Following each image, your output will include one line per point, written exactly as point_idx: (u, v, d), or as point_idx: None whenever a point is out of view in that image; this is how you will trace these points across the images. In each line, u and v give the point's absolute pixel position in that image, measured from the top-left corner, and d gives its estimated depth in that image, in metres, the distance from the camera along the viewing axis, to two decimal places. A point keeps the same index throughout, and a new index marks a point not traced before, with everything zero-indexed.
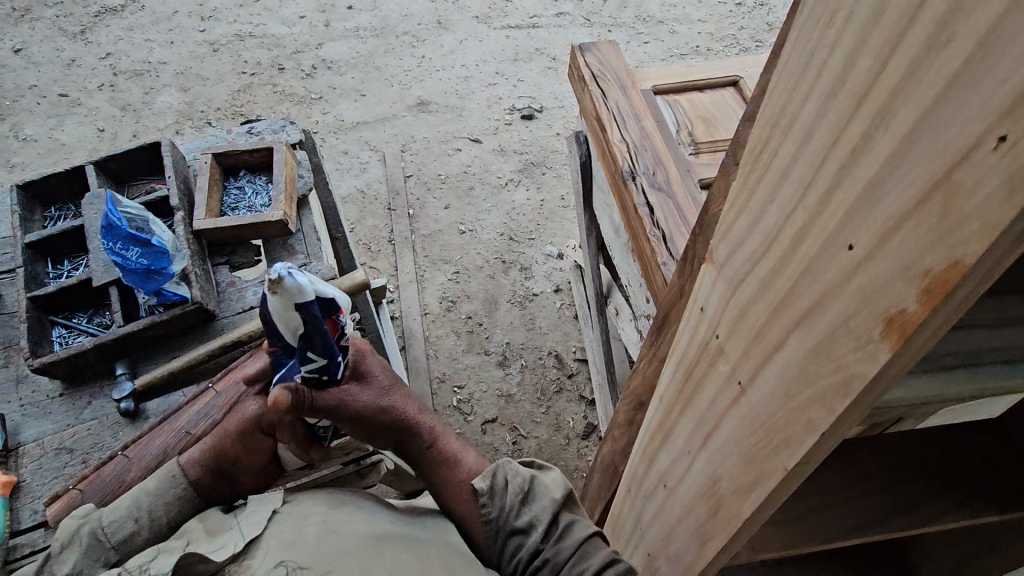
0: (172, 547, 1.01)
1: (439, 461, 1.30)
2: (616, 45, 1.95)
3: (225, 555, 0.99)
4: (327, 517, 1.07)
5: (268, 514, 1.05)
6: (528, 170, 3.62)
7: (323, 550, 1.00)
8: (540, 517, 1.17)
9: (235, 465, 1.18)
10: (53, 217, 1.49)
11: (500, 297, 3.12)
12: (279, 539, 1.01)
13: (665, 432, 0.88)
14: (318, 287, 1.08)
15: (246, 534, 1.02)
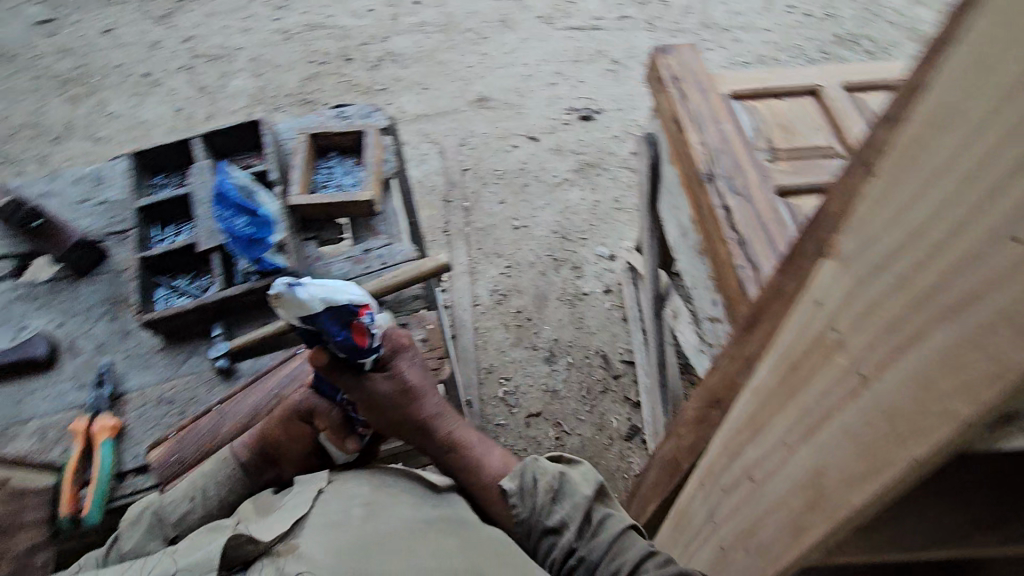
0: (224, 526, 1.08)
1: (463, 461, 1.29)
2: (697, 49, 1.97)
3: (272, 534, 1.04)
4: (370, 500, 1.12)
5: (314, 494, 1.12)
6: (584, 170, 3.63)
7: (364, 534, 1.05)
8: (573, 514, 1.17)
9: (280, 456, 1.20)
10: (159, 185, 1.59)
11: (550, 293, 3.15)
12: (325, 518, 1.07)
13: (757, 425, 0.89)
14: (331, 295, 1.10)
15: (293, 513, 1.08)
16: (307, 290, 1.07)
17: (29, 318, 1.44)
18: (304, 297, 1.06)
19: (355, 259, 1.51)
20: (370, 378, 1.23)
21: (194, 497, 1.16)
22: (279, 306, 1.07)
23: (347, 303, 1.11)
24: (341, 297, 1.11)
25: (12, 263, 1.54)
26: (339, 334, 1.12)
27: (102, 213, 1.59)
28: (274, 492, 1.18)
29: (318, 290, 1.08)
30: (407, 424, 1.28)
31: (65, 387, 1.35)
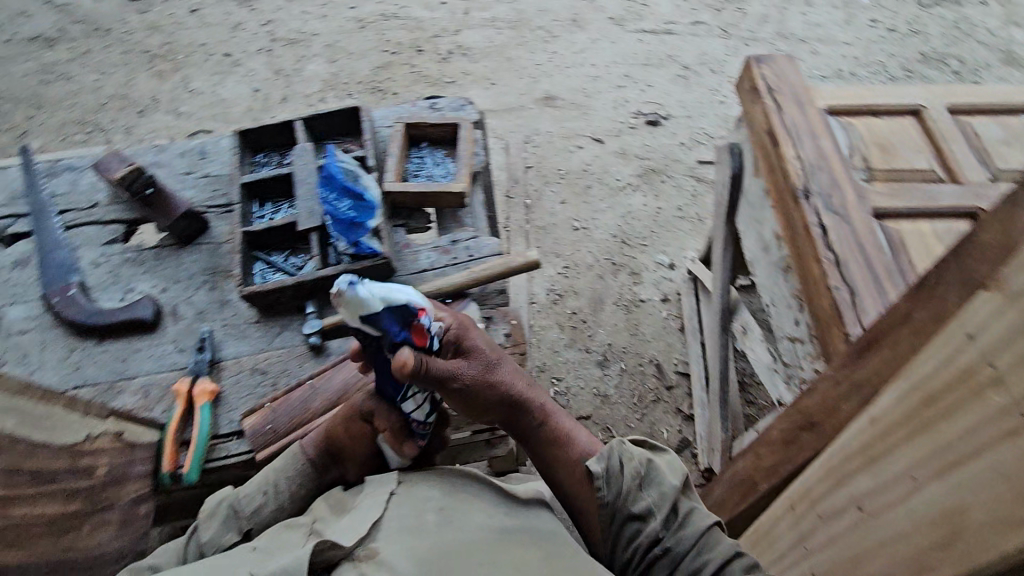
0: (300, 525, 1.13)
1: (551, 440, 1.32)
2: (794, 60, 1.92)
3: (354, 538, 1.05)
4: (444, 507, 1.14)
5: (388, 495, 1.14)
6: (647, 176, 3.59)
7: (442, 539, 1.07)
8: (659, 503, 1.16)
9: (343, 453, 1.23)
10: (260, 163, 1.65)
11: (606, 297, 3.13)
12: (401, 520, 1.10)
13: (874, 453, 0.89)
14: (389, 294, 1.10)
15: (370, 514, 1.10)
16: (368, 287, 1.07)
17: (136, 281, 1.52)
18: (365, 293, 1.07)
19: (442, 250, 1.53)
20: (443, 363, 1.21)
21: (268, 490, 1.20)
22: (343, 307, 1.07)
23: (405, 301, 1.12)
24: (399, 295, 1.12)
25: (121, 227, 1.63)
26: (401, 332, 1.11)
27: (206, 187, 1.67)
28: (349, 491, 1.21)
29: (377, 289, 1.09)
30: (497, 403, 1.29)
31: (167, 348, 1.41)
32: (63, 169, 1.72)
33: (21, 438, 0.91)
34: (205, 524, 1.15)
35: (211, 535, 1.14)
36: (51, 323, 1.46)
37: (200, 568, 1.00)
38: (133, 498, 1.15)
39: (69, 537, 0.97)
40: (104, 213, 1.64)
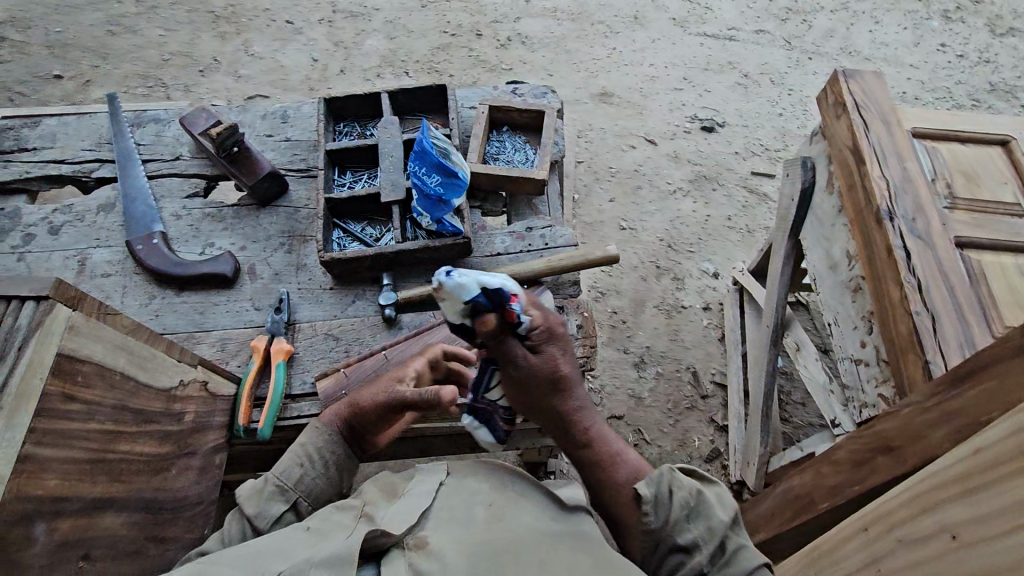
0: (350, 507, 1.06)
1: (594, 460, 1.19)
2: (883, 76, 1.85)
3: (403, 526, 1.00)
4: (492, 502, 1.09)
5: (436, 486, 1.10)
6: (699, 182, 3.55)
7: (490, 535, 1.02)
8: (706, 538, 1.07)
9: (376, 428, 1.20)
10: (342, 133, 1.66)
11: (648, 300, 3.12)
12: (447, 513, 1.06)
13: (976, 482, 0.88)
14: (484, 280, 1.11)
15: (419, 504, 1.06)
16: (465, 274, 1.09)
17: (216, 237, 1.55)
18: (462, 282, 1.09)
19: (517, 235, 1.53)
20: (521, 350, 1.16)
21: (307, 465, 1.14)
22: (444, 298, 1.10)
23: (500, 287, 1.11)
24: (494, 280, 1.12)
25: (203, 182, 1.65)
26: (496, 312, 1.11)
27: (286, 151, 1.68)
28: (398, 476, 1.17)
29: (472, 274, 1.11)
30: (550, 410, 1.19)
31: (244, 306, 1.44)
32: (147, 119, 1.75)
33: (130, 377, 0.93)
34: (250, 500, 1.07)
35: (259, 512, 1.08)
36: (133, 269, 1.49)
37: (241, 551, 0.95)
38: (211, 447, 1.18)
39: (160, 477, 1.00)
40: (186, 167, 1.67)
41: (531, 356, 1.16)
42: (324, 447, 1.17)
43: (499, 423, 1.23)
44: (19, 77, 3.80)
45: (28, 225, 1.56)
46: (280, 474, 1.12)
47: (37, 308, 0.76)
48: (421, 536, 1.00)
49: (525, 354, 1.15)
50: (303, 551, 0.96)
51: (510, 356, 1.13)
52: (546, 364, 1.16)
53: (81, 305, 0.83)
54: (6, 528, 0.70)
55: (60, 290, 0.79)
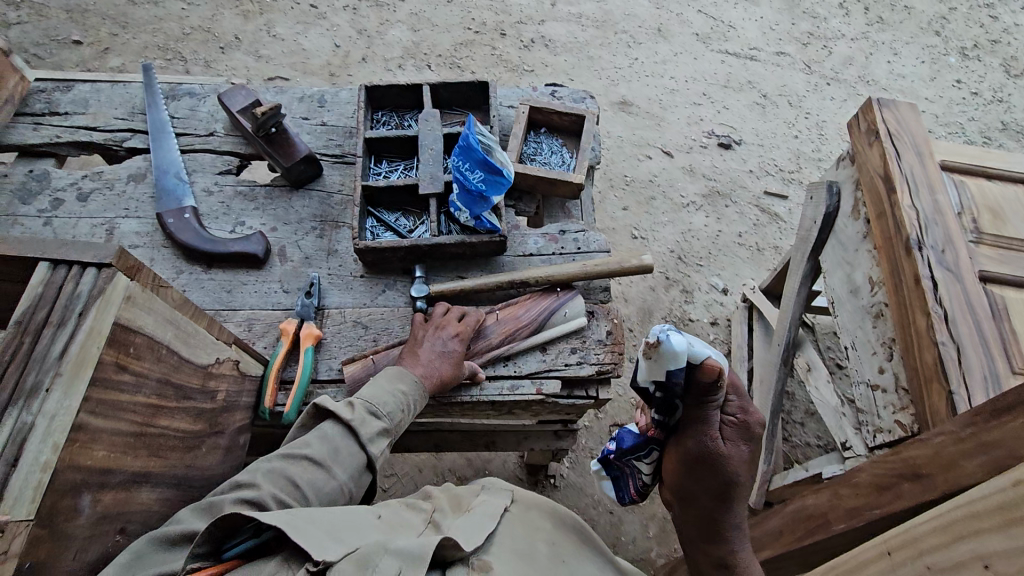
0: (419, 510, 1.10)
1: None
2: (916, 106, 1.85)
3: (474, 543, 1.00)
4: (556, 542, 1.12)
5: (503, 510, 1.12)
6: (713, 198, 3.58)
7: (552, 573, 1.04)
8: None
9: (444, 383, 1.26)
10: (380, 121, 1.66)
11: (656, 310, 3.14)
12: (511, 538, 1.07)
13: (1019, 516, 0.87)
14: (695, 348, 1.05)
15: (485, 525, 1.05)
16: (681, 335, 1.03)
17: (247, 216, 1.53)
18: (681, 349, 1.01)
19: (550, 238, 1.53)
20: (716, 438, 1.14)
21: (405, 408, 1.19)
22: (655, 358, 1.03)
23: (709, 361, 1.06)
24: (703, 354, 1.05)
25: (236, 159, 1.64)
26: (691, 383, 1.08)
27: (322, 135, 1.67)
28: (465, 488, 1.19)
29: (690, 344, 1.03)
30: (708, 510, 1.20)
31: (274, 287, 1.43)
32: (182, 92, 1.73)
33: (174, 352, 0.92)
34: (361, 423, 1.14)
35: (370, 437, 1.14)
36: (162, 242, 1.47)
37: (326, 515, 0.95)
38: (238, 428, 1.16)
39: (191, 454, 0.99)
40: (219, 143, 1.65)
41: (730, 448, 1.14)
42: (418, 391, 1.21)
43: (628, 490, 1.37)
44: (35, 39, 3.74)
45: (56, 189, 1.54)
46: (377, 406, 1.17)
47: (98, 275, 0.75)
48: (484, 558, 0.99)
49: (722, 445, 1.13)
50: (372, 534, 0.97)
51: (700, 427, 1.13)
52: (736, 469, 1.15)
53: (138, 276, 0.82)
54: (57, 496, 0.69)
55: (120, 259, 0.78)
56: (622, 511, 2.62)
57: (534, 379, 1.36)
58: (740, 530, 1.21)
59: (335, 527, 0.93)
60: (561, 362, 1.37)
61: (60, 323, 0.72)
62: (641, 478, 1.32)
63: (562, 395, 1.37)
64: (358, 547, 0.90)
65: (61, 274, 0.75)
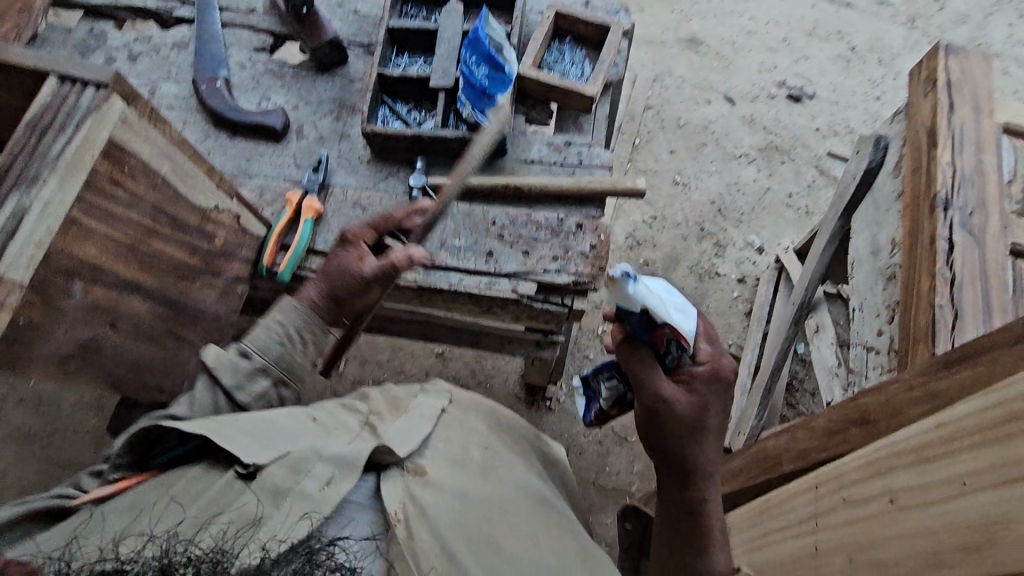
0: (357, 411, 1.14)
1: (690, 530, 1.10)
2: (990, 58, 1.68)
3: (408, 449, 1.02)
4: (489, 446, 1.13)
5: (439, 410, 1.14)
6: (768, 152, 3.38)
7: (482, 486, 1.04)
8: None
9: (353, 296, 1.26)
10: (408, 13, 1.67)
11: (683, 259, 3.08)
12: (445, 441, 1.10)
13: (929, 455, 0.89)
14: (658, 306, 1.02)
15: (420, 427, 1.08)
16: (641, 288, 1.01)
17: (272, 92, 1.62)
18: (634, 295, 1.01)
19: (555, 147, 1.55)
20: (662, 385, 1.08)
21: (285, 344, 1.18)
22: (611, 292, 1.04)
23: (671, 323, 1.04)
24: (664, 313, 1.03)
25: (270, 39, 1.71)
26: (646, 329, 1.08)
27: (352, 22, 1.71)
28: (405, 391, 1.22)
29: (650, 296, 1.02)
30: (672, 458, 1.11)
31: (287, 160, 1.53)
32: None
33: (170, 186, 1.03)
34: (224, 372, 1.10)
35: (237, 383, 1.11)
36: (195, 107, 1.59)
37: (254, 422, 1.01)
38: (233, 275, 1.29)
39: (183, 284, 1.13)
40: (256, 21, 1.72)
41: (682, 392, 1.09)
42: (304, 328, 1.21)
43: (590, 412, 1.40)
44: None
45: (110, 49, 1.67)
46: (259, 350, 1.15)
47: (97, 93, 0.86)
48: (418, 462, 1.02)
49: (671, 387, 1.08)
50: (311, 438, 1.02)
51: (643, 380, 1.09)
52: (698, 414, 1.08)
53: (136, 104, 0.92)
54: (50, 273, 0.83)
55: (118, 83, 0.88)
56: (610, 444, 2.69)
57: (511, 279, 1.41)
58: (707, 477, 1.11)
59: (268, 429, 1.01)
60: (540, 267, 1.41)
61: (63, 129, 0.83)
62: (600, 404, 1.34)
63: (536, 299, 1.41)
64: (291, 451, 0.97)
65: (68, 88, 0.86)
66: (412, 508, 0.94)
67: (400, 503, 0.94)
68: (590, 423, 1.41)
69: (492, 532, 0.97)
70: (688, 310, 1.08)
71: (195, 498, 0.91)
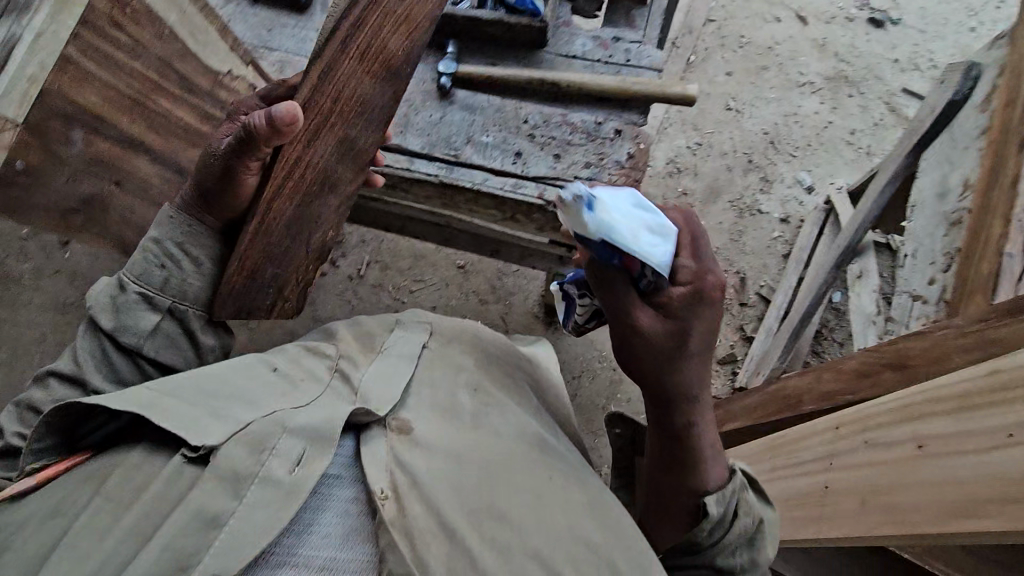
0: (324, 353, 1.01)
1: (675, 458, 0.96)
2: None
3: (390, 405, 0.90)
4: (478, 388, 0.97)
5: (419, 347, 1.01)
6: (836, 82, 3.08)
7: (474, 436, 0.90)
8: (751, 565, 0.93)
9: (220, 191, 1.04)
10: None
11: (724, 191, 2.89)
12: (427, 385, 0.96)
13: (975, 402, 0.81)
14: (625, 233, 0.87)
15: (402, 371, 0.96)
16: (594, 212, 0.86)
17: None
18: (586, 223, 0.86)
19: (601, 43, 1.41)
20: (632, 307, 0.92)
21: (169, 268, 1.03)
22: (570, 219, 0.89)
23: (643, 252, 0.88)
24: (634, 240, 0.87)
25: None
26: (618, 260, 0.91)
27: None
28: (379, 324, 1.09)
29: (611, 221, 0.87)
30: (653, 383, 0.96)
31: (308, 32, 1.48)
32: None
33: None
34: (105, 313, 0.99)
35: (118, 322, 0.99)
36: None
37: (187, 384, 0.86)
38: None
39: None
40: None
41: (655, 312, 0.92)
42: (187, 242, 1.05)
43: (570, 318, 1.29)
44: None
45: None
46: (138, 279, 1.02)
47: None
48: (400, 418, 0.89)
49: (644, 312, 0.92)
50: (273, 398, 0.88)
51: (612, 304, 0.93)
52: (675, 338, 0.92)
53: None
54: None
55: None
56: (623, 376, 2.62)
57: (539, 182, 1.30)
58: (693, 399, 0.95)
59: (224, 399, 0.85)
60: (571, 173, 1.30)
61: None
62: (576, 318, 1.24)
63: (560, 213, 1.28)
64: (249, 425, 0.82)
65: None
66: (402, 477, 0.82)
67: (387, 471, 0.83)
68: (571, 331, 1.32)
69: (491, 484, 0.84)
70: (660, 229, 0.91)
71: (141, 490, 0.76)
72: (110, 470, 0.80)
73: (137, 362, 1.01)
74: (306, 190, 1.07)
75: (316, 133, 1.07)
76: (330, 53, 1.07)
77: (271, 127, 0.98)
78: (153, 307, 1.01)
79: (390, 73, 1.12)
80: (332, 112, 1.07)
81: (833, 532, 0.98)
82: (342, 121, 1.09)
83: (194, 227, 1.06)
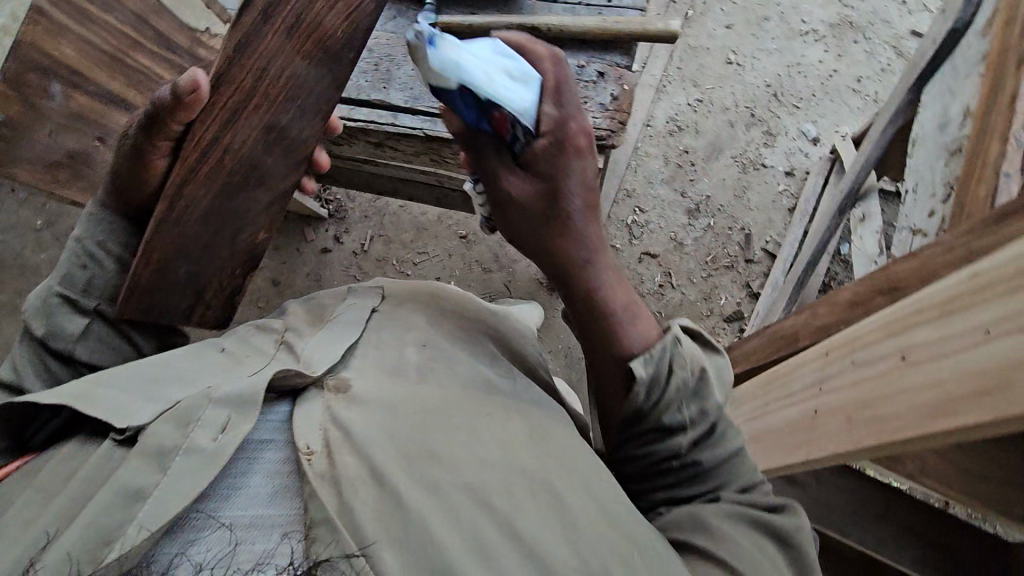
0: (273, 330, 1.02)
1: (591, 325, 0.99)
2: None
3: (325, 367, 0.89)
4: (427, 343, 0.97)
5: (368, 311, 1.02)
6: (840, 28, 2.98)
7: (415, 387, 0.89)
8: (698, 419, 0.91)
9: (134, 172, 1.03)
10: None
11: (727, 146, 2.83)
12: (374, 345, 0.96)
13: (954, 306, 0.80)
14: (474, 72, 0.87)
15: (344, 337, 0.95)
16: (437, 48, 0.84)
17: None
18: (430, 61, 0.85)
19: None
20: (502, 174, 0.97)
21: (92, 267, 1.05)
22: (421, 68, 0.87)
23: (498, 94, 0.88)
24: (485, 81, 0.88)
25: None
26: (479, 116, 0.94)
27: None
28: (331, 295, 1.11)
29: (458, 60, 0.86)
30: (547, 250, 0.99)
31: None
32: None
33: None
34: (36, 321, 1.01)
35: (50, 328, 1.00)
36: None
37: (115, 375, 0.85)
38: None
39: None
40: None
41: (523, 176, 0.96)
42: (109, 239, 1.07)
43: None
44: None
45: None
46: (62, 281, 1.04)
47: None
48: (342, 378, 0.89)
49: (512, 176, 0.96)
50: (212, 375, 0.87)
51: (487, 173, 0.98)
52: (546, 195, 0.95)
53: None
54: None
55: None
56: None
57: None
58: (590, 257, 0.98)
59: (158, 383, 0.84)
60: None
61: None
62: None
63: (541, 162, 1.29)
64: (178, 403, 0.79)
65: None
66: (334, 432, 0.80)
67: (320, 429, 0.81)
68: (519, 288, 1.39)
69: (427, 427, 0.83)
70: (521, 78, 0.92)
71: (70, 478, 0.76)
72: (47, 456, 0.82)
73: (73, 364, 1.02)
74: (227, 182, 1.00)
75: (236, 113, 0.98)
76: (247, 23, 0.94)
77: (176, 100, 0.94)
78: (81, 310, 1.03)
79: (328, 56, 0.99)
80: (254, 92, 0.97)
81: (820, 450, 0.99)
82: (268, 106, 0.98)
83: (114, 224, 1.07)
